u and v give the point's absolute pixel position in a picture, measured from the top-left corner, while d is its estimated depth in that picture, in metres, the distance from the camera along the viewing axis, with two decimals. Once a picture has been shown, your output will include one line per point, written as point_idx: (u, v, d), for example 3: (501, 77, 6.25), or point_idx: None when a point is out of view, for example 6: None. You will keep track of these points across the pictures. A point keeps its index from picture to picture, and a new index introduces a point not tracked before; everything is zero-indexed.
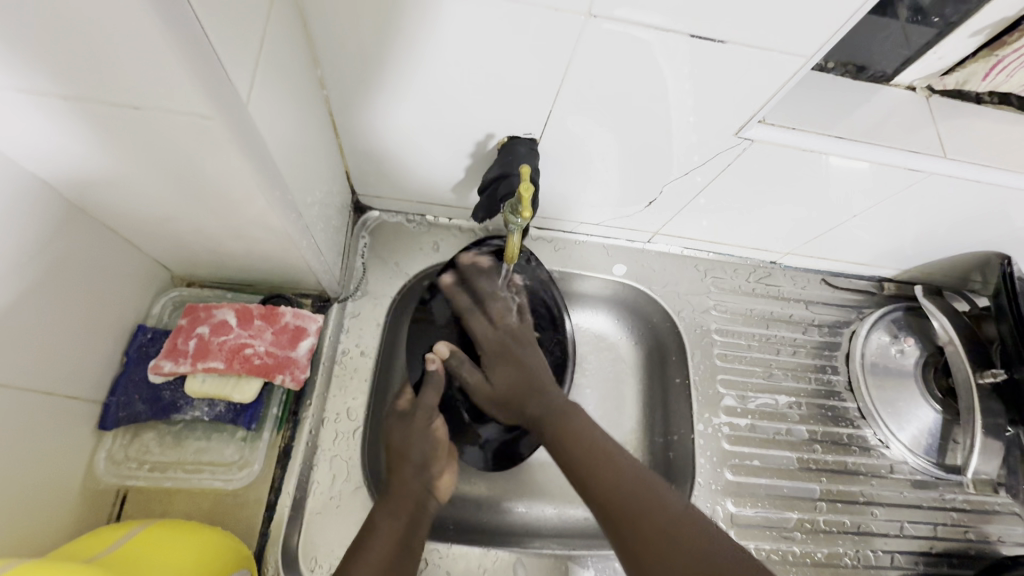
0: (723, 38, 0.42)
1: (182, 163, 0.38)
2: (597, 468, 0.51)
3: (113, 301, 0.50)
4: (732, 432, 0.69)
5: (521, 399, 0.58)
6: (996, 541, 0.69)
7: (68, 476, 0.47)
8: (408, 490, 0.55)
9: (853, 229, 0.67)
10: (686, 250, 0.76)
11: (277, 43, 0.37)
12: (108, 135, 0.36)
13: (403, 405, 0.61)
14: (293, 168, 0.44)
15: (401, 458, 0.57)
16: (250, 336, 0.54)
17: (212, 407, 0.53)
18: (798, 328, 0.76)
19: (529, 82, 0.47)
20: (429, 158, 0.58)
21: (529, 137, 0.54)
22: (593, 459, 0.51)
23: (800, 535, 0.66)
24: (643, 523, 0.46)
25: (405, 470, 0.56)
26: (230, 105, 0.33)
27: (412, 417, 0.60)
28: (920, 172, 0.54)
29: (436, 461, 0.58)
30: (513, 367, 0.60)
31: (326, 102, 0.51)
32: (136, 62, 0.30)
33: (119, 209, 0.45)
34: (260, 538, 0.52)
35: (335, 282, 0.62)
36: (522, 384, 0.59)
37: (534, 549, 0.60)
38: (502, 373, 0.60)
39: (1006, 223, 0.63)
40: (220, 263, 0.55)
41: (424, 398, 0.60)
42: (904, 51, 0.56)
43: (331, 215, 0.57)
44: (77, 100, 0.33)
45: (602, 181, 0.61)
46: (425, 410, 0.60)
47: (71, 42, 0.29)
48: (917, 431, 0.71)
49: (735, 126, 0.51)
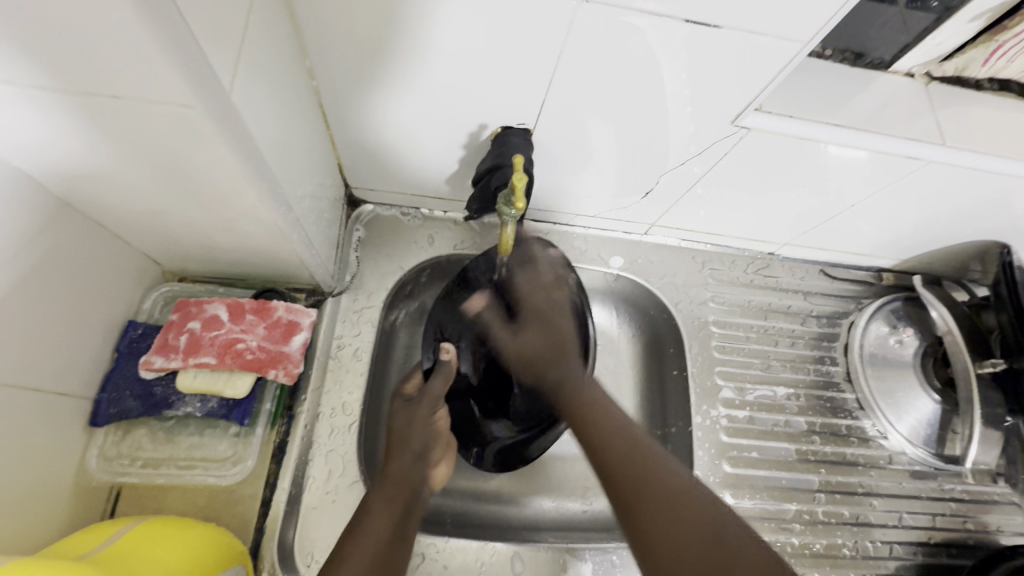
0: (718, 23, 0.41)
1: (168, 155, 0.38)
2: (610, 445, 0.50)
3: (102, 296, 0.50)
4: (730, 424, 0.69)
5: (544, 366, 0.58)
6: (995, 531, 0.69)
7: (59, 473, 0.46)
8: (405, 477, 0.54)
9: (852, 219, 0.67)
10: (684, 241, 0.76)
11: (260, 32, 0.37)
12: (90, 126, 0.35)
13: (410, 390, 0.60)
14: (280, 159, 0.43)
15: (403, 443, 0.56)
16: (241, 331, 0.54)
17: (204, 403, 0.53)
18: (797, 319, 0.76)
19: (521, 70, 0.47)
20: (423, 149, 0.58)
21: (523, 127, 0.53)
22: (605, 423, 0.52)
23: (798, 526, 0.66)
24: (655, 505, 0.45)
25: (403, 455, 0.55)
26: (213, 95, 0.32)
27: (415, 403, 0.58)
28: (918, 160, 0.54)
29: (434, 450, 0.58)
30: (541, 330, 0.60)
31: (315, 93, 0.50)
32: (114, 51, 0.29)
33: (106, 203, 0.44)
34: (255, 534, 0.52)
35: (328, 276, 0.61)
36: (540, 350, 0.59)
37: (532, 542, 0.60)
38: (530, 336, 0.59)
39: (1006, 211, 0.63)
40: (211, 257, 0.55)
41: (431, 387, 0.58)
42: (903, 37, 0.55)
43: (323, 208, 0.57)
44: (54, 89, 0.32)
45: (599, 171, 0.60)
46: (430, 399, 0.58)
47: (46, 30, 0.28)
48: (915, 421, 0.71)
49: (731, 114, 0.51)
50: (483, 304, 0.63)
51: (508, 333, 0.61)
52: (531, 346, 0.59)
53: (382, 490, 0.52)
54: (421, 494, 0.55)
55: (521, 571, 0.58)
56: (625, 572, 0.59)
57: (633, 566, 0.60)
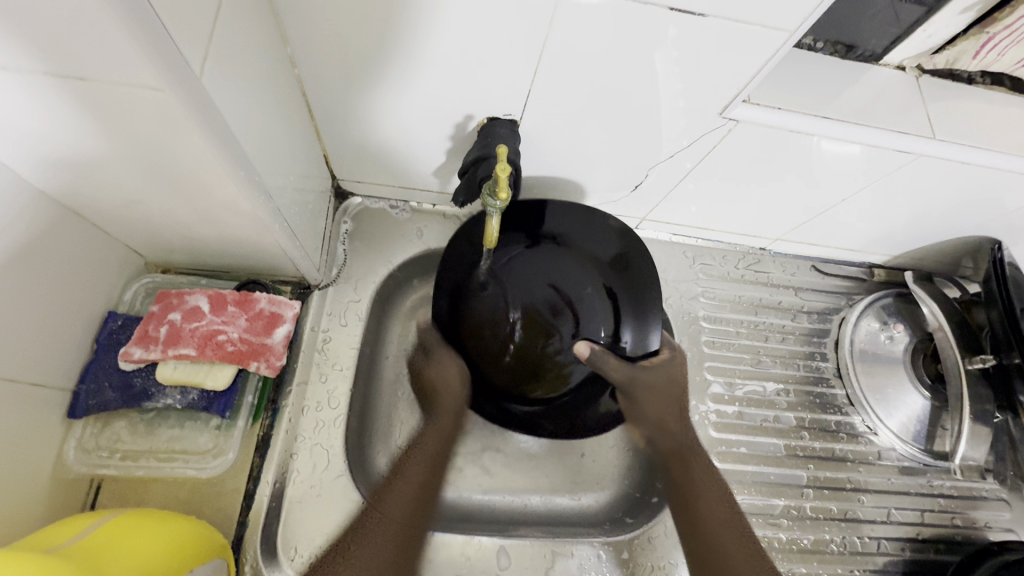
0: (703, 11, 0.41)
1: (145, 143, 0.37)
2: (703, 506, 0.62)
3: (80, 286, 0.49)
4: (719, 420, 0.69)
5: (666, 418, 0.64)
6: (982, 527, 0.69)
7: (35, 465, 0.46)
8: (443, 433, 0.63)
9: (843, 214, 0.66)
10: (675, 236, 0.75)
11: (235, 19, 0.36)
12: (61, 114, 0.35)
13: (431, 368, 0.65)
14: (259, 151, 0.43)
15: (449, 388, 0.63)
16: (223, 323, 0.53)
17: (184, 395, 0.52)
18: (787, 315, 0.76)
19: (506, 60, 0.46)
20: (412, 142, 0.57)
21: (509, 118, 0.53)
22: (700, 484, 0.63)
23: (787, 521, 0.65)
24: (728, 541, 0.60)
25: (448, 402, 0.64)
26: (187, 82, 0.32)
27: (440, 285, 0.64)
28: (909, 153, 0.53)
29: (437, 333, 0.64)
30: (653, 394, 0.63)
31: (299, 82, 0.49)
32: (83, 37, 0.29)
33: (86, 194, 0.44)
34: (238, 527, 0.52)
35: (314, 269, 0.61)
36: (673, 387, 0.64)
37: (517, 536, 0.59)
38: (659, 374, 0.63)
39: (997, 206, 0.62)
40: (194, 249, 0.54)
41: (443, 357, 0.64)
42: (893, 29, 0.55)
43: (308, 201, 0.56)
44: (21, 73, 0.32)
45: (590, 164, 0.60)
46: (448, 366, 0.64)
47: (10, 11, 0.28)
48: (905, 418, 0.71)
49: (718, 105, 0.50)
50: (589, 350, 0.62)
51: (613, 359, 0.62)
52: (674, 376, 0.64)
53: (418, 448, 0.62)
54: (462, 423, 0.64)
55: (507, 565, 0.57)
56: (611, 567, 0.59)
57: (618, 562, 0.59)
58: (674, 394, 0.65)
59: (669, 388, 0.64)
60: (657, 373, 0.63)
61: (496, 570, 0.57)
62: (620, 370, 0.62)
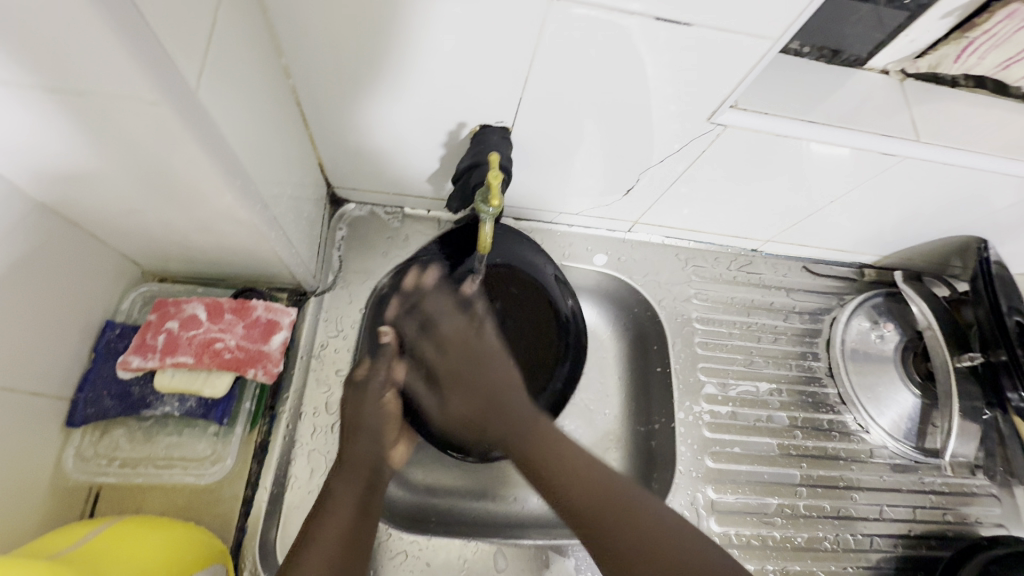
0: (689, 21, 0.42)
1: (137, 152, 0.37)
2: (575, 489, 0.48)
3: (77, 297, 0.49)
4: (713, 420, 0.69)
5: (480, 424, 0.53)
6: (974, 523, 0.70)
7: (35, 474, 0.46)
8: (350, 515, 0.48)
9: (833, 216, 0.67)
10: (668, 239, 0.76)
11: (228, 27, 0.36)
12: (51, 124, 0.35)
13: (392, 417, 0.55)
14: (254, 160, 0.43)
15: (360, 468, 0.51)
16: (220, 330, 0.54)
17: (182, 402, 0.53)
18: (779, 316, 0.76)
19: (497, 68, 0.47)
20: (406, 151, 0.58)
21: (501, 125, 0.54)
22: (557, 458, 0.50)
23: (780, 520, 0.66)
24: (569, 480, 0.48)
25: (353, 483, 0.49)
26: (179, 93, 0.32)
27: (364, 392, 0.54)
28: (895, 156, 0.54)
29: (390, 435, 0.54)
30: (466, 396, 0.54)
31: (292, 90, 0.50)
32: (74, 46, 0.29)
33: (81, 204, 0.44)
34: (237, 533, 0.52)
35: (310, 275, 0.61)
36: (512, 386, 0.54)
37: (514, 539, 0.59)
38: (456, 401, 0.54)
39: (984, 207, 0.63)
40: (189, 258, 0.55)
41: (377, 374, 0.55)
42: (877, 35, 0.56)
43: (303, 208, 0.57)
44: (12, 84, 0.32)
45: (583, 170, 0.61)
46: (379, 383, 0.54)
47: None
48: (896, 416, 0.72)
49: (707, 111, 0.51)
50: (431, 279, 0.58)
51: (433, 399, 0.57)
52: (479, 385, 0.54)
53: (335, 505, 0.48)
54: (383, 473, 0.52)
55: (504, 567, 0.58)
56: None
57: None
58: (500, 402, 0.53)
59: (491, 392, 0.53)
60: (451, 404, 0.55)
61: (493, 572, 0.57)
62: (429, 397, 0.57)
